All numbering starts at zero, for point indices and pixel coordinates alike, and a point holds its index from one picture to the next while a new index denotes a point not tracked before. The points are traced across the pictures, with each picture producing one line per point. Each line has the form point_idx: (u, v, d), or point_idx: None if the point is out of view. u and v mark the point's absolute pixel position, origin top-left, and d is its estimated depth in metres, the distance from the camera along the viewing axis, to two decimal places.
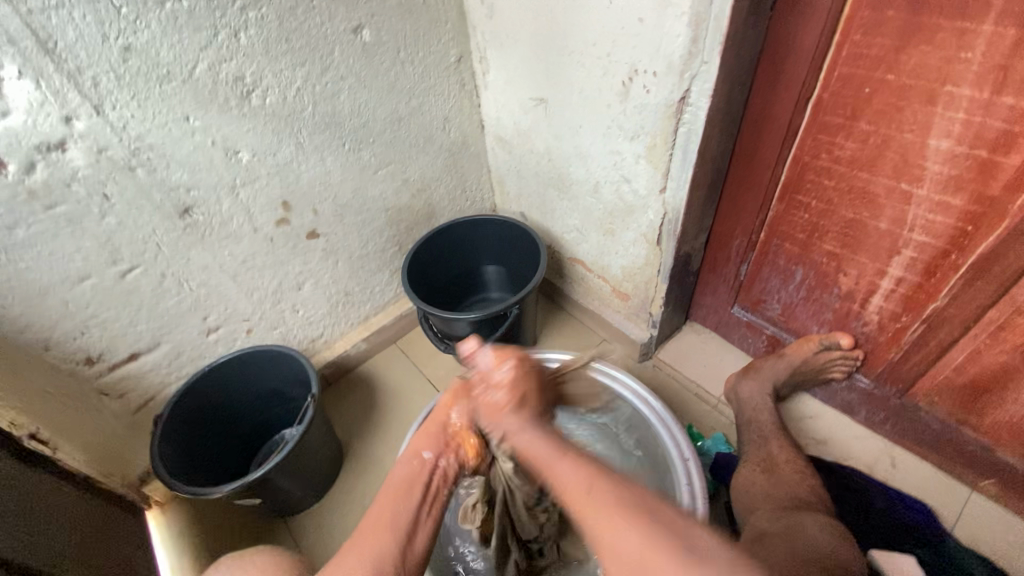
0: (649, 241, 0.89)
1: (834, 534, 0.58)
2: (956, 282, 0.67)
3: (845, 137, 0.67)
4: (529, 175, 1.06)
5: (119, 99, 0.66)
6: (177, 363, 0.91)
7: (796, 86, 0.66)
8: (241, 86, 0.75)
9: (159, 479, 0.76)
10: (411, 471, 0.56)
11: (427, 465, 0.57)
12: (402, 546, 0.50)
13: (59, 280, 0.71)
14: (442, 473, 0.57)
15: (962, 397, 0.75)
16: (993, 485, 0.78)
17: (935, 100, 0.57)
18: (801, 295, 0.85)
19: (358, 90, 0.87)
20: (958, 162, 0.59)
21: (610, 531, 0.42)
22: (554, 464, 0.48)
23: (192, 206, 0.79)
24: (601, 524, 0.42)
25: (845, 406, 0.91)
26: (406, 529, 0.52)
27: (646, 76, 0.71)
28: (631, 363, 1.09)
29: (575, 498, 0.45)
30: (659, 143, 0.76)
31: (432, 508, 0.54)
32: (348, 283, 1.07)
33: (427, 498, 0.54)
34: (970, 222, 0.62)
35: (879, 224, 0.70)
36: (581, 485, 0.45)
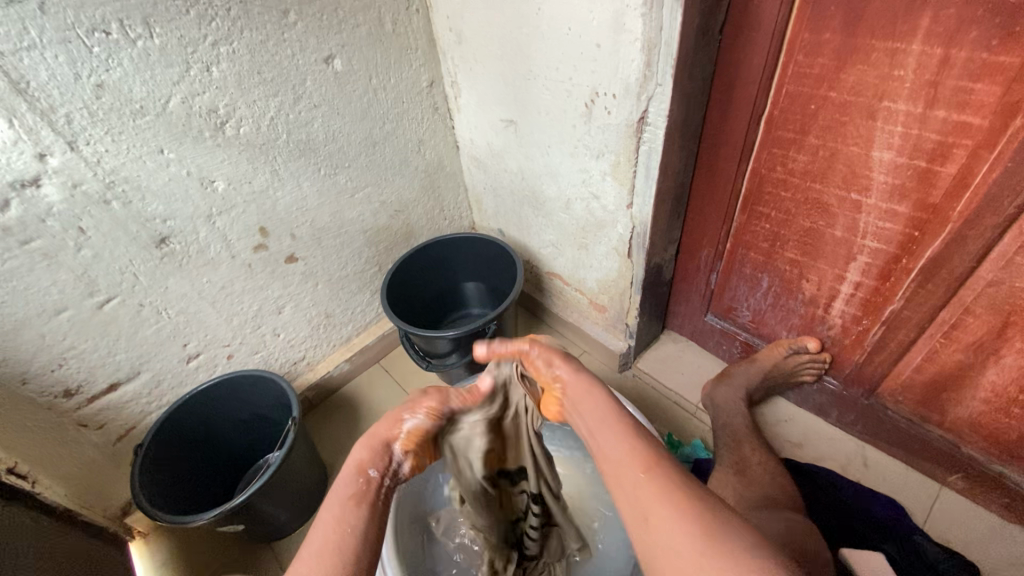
0: (620, 254, 0.91)
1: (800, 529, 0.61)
2: (909, 285, 0.69)
3: (797, 150, 0.70)
4: (504, 193, 1.09)
5: (92, 135, 0.68)
6: (157, 392, 0.91)
7: (748, 103, 0.70)
8: (214, 117, 0.76)
9: (140, 508, 0.76)
10: (354, 491, 0.50)
11: (372, 485, 0.51)
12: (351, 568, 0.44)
13: (36, 314, 0.72)
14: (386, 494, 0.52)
15: (924, 395, 0.77)
16: (961, 480, 0.80)
17: (875, 114, 0.61)
18: (769, 302, 0.88)
19: (332, 117, 0.89)
20: (901, 172, 0.62)
21: (653, 502, 0.43)
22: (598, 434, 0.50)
23: (169, 235, 0.80)
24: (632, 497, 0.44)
25: (817, 408, 0.93)
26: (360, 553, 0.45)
27: (606, 98, 0.74)
28: (611, 374, 1.11)
29: (618, 466, 0.47)
30: (623, 160, 0.78)
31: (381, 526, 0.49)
32: (328, 305, 1.08)
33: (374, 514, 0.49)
34: (916, 228, 0.65)
35: (834, 232, 0.73)
36: (626, 456, 0.47)
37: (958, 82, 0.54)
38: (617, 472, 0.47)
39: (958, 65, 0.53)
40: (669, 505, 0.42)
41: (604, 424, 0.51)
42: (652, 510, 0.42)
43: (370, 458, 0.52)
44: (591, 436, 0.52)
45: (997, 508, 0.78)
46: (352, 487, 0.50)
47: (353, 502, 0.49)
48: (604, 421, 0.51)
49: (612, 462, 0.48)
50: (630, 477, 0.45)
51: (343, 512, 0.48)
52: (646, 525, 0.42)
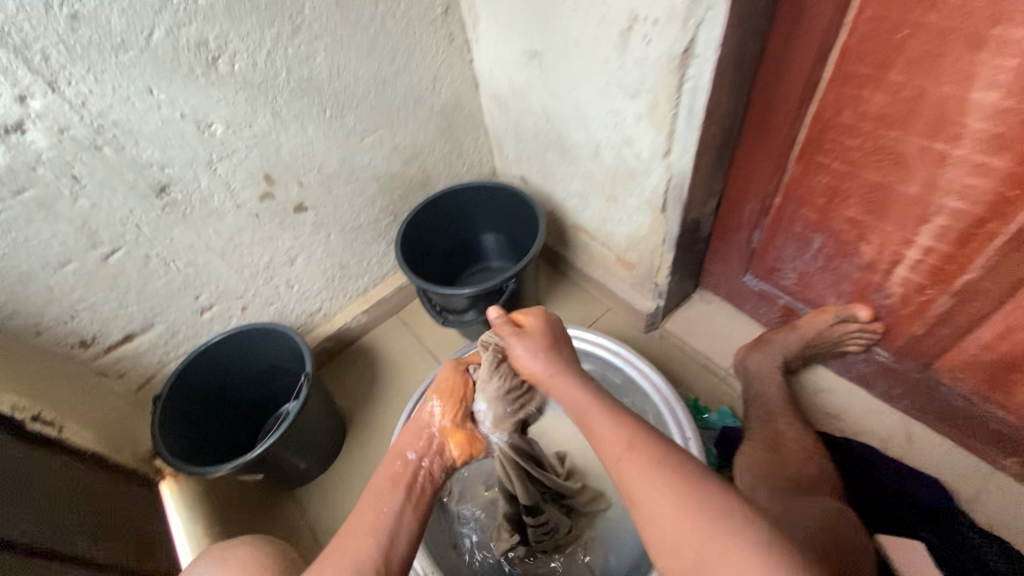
0: (654, 208, 0.82)
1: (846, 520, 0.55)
2: (993, 253, 0.60)
3: (873, 90, 0.58)
4: (527, 137, 0.99)
5: (74, 74, 0.62)
6: (174, 342, 0.90)
7: (817, 31, 0.58)
8: (205, 52, 0.69)
9: (159, 457, 0.77)
10: (393, 473, 0.53)
11: (410, 467, 0.54)
12: (386, 544, 0.47)
13: (39, 266, 0.70)
14: (426, 475, 0.54)
15: (989, 374, 0.69)
16: (1017, 464, 0.73)
17: (982, 45, 0.49)
18: (819, 264, 0.79)
19: (335, 50, 0.80)
20: (1004, 118, 0.51)
21: (636, 477, 0.44)
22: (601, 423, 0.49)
23: (168, 184, 0.76)
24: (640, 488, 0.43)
25: (860, 378, 0.85)
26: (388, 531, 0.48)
27: (646, 26, 0.63)
28: (636, 334, 1.04)
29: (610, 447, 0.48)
30: (662, 100, 0.68)
31: (421, 510, 0.52)
32: (343, 256, 1.04)
33: (411, 496, 0.52)
34: (1013, 187, 0.54)
35: (908, 188, 0.62)
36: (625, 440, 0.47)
37: None
38: (612, 458, 0.47)
39: None
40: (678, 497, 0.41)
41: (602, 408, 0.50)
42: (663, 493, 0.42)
43: (412, 440, 0.56)
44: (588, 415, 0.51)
45: None
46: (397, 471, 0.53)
47: (390, 483, 0.52)
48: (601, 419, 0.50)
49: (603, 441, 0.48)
50: (631, 462, 0.45)
51: (378, 494, 0.51)
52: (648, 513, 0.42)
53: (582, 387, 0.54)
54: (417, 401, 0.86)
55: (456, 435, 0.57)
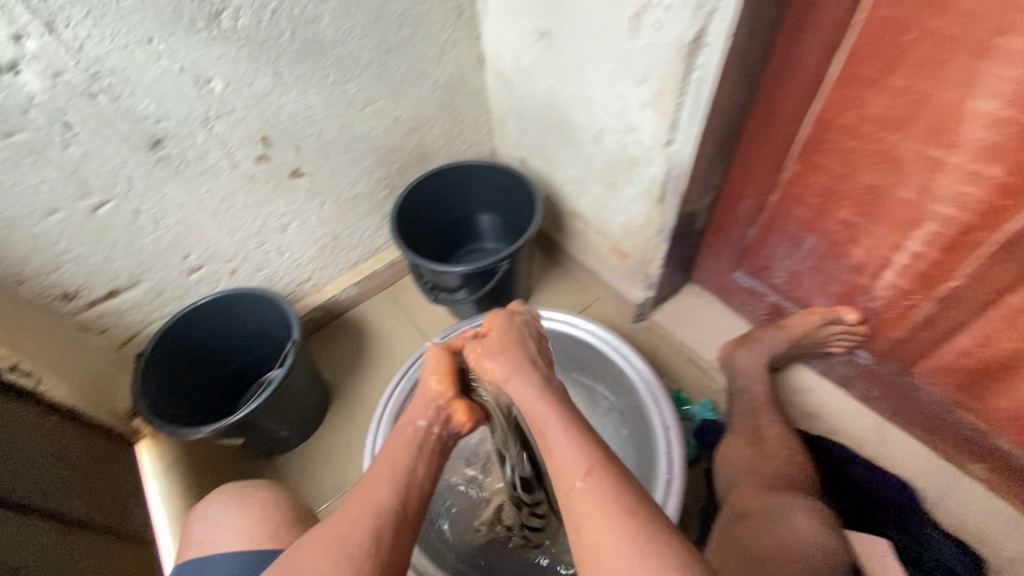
0: (651, 198, 0.83)
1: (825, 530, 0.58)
2: (978, 262, 0.61)
3: (877, 93, 0.59)
4: (530, 118, 0.98)
5: (71, 15, 0.60)
6: (159, 301, 0.89)
7: (828, 29, 0.58)
8: (208, 5, 0.67)
9: (138, 415, 0.76)
10: (405, 440, 0.53)
11: (421, 434, 0.54)
12: (402, 493, 0.49)
13: (26, 212, 0.69)
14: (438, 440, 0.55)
15: (964, 380, 0.71)
16: (984, 470, 0.74)
17: (986, 53, 0.50)
18: (809, 265, 0.80)
19: (342, 14, 0.79)
20: (1001, 129, 0.52)
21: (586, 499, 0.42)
22: (546, 416, 0.48)
23: (163, 138, 0.74)
24: (557, 445, 0.46)
25: (840, 380, 0.86)
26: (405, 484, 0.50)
27: (658, 11, 0.63)
28: (625, 325, 1.05)
29: (567, 465, 0.44)
30: (668, 89, 0.68)
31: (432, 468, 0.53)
32: (336, 227, 1.03)
33: (423, 456, 0.53)
34: (1004, 197, 0.56)
35: (903, 193, 0.63)
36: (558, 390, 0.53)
37: None
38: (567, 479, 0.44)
39: None
40: (597, 484, 0.42)
41: (517, 373, 0.52)
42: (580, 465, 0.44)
43: (419, 411, 0.56)
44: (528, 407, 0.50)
45: None
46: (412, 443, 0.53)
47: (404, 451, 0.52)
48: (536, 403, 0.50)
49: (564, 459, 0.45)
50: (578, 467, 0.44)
51: (394, 454, 0.52)
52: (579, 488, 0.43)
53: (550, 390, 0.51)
54: (403, 379, 0.86)
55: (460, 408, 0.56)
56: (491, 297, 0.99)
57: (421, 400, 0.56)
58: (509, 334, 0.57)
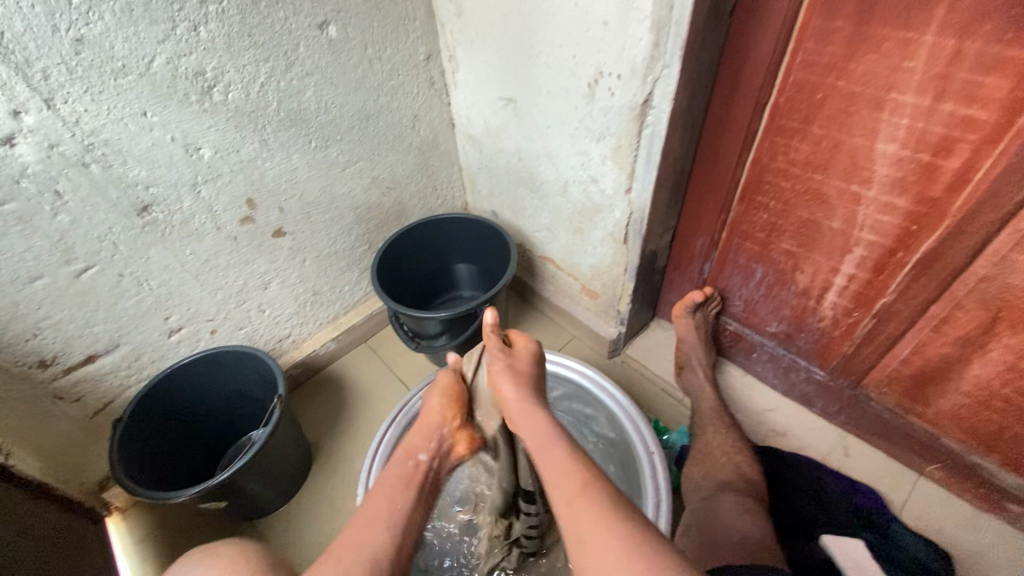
0: (616, 240, 0.90)
1: (752, 516, 0.67)
2: (903, 278, 0.70)
3: (800, 140, 0.69)
4: (499, 174, 1.07)
5: (71, 93, 0.64)
6: (137, 364, 0.88)
7: (754, 90, 0.69)
8: (202, 81, 0.73)
9: (117, 482, 0.74)
10: (405, 472, 0.62)
11: (420, 467, 0.63)
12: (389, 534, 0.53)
13: (9, 280, 0.69)
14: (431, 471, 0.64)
15: (908, 387, 0.79)
16: (938, 470, 0.82)
17: (881, 106, 0.60)
18: (761, 292, 0.88)
19: (325, 86, 0.86)
20: (903, 165, 0.62)
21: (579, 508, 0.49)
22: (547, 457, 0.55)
23: (151, 203, 0.77)
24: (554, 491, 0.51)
25: (802, 398, 0.94)
26: (402, 513, 0.56)
27: (610, 79, 0.72)
28: (600, 360, 1.11)
29: (564, 490, 0.51)
30: (624, 143, 0.77)
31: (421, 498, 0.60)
32: (316, 282, 1.06)
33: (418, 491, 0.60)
34: (914, 222, 0.65)
35: (832, 223, 0.73)
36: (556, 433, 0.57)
37: (968, 75, 0.53)
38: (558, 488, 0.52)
39: (969, 57, 0.52)
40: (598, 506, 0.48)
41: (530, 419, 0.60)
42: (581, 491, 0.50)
43: (418, 444, 0.65)
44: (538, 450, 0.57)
45: (973, 498, 0.80)
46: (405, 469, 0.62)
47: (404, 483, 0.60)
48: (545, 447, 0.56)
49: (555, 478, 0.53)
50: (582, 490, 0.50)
51: (394, 492, 0.58)
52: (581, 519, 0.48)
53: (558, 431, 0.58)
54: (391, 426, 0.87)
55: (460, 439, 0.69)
56: (472, 341, 1.03)
57: (412, 440, 0.66)
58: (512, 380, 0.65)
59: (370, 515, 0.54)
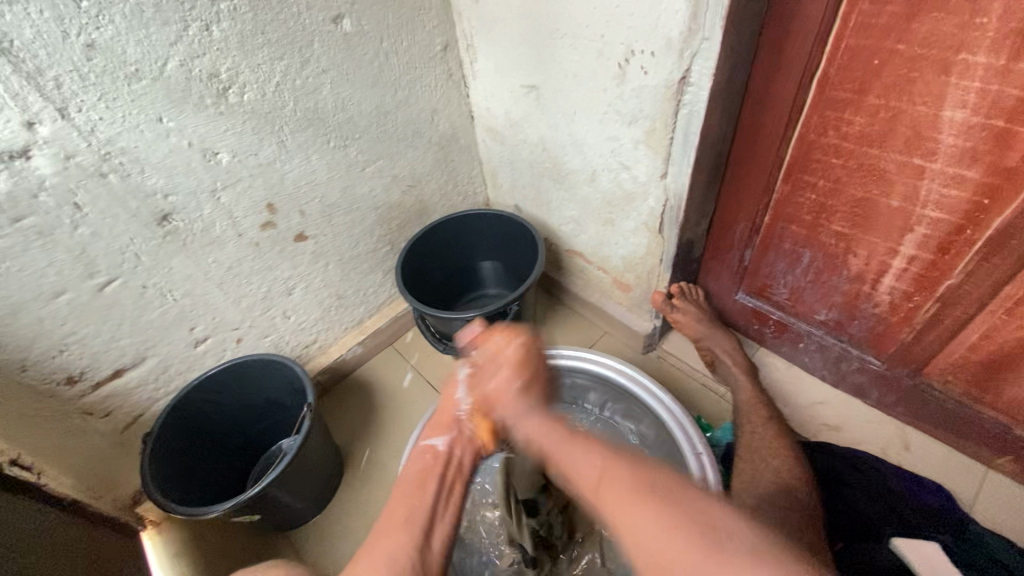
0: (650, 229, 0.86)
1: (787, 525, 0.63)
2: (972, 258, 0.64)
3: (853, 113, 0.64)
4: (522, 166, 1.03)
5: (85, 101, 0.62)
6: (165, 377, 0.87)
7: (800, 61, 0.63)
8: (216, 83, 0.71)
9: (150, 497, 0.72)
10: (425, 464, 0.61)
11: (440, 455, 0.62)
12: (419, 537, 0.53)
13: (33, 296, 0.67)
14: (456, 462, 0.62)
15: (977, 374, 0.73)
16: (1011, 463, 0.76)
17: (949, 69, 0.55)
18: (808, 279, 0.83)
19: (341, 83, 0.83)
20: (973, 134, 0.57)
21: (623, 508, 0.44)
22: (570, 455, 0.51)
23: (170, 212, 0.75)
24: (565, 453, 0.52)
25: (855, 389, 0.89)
26: (424, 524, 0.55)
27: (643, 57, 0.68)
28: (634, 355, 1.07)
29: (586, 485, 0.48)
30: (659, 126, 0.73)
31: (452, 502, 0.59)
32: (340, 286, 1.04)
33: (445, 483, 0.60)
34: (986, 195, 0.60)
35: (889, 201, 0.67)
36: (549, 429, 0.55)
37: None
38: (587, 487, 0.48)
39: None
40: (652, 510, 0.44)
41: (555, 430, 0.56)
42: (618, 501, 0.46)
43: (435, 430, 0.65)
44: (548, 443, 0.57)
45: None
46: (424, 459, 0.62)
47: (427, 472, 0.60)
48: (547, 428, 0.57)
49: (577, 473, 0.49)
50: (611, 493, 0.46)
51: (413, 490, 0.58)
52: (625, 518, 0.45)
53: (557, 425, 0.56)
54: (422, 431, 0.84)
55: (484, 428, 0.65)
56: None
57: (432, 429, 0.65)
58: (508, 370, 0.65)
59: (401, 514, 0.55)
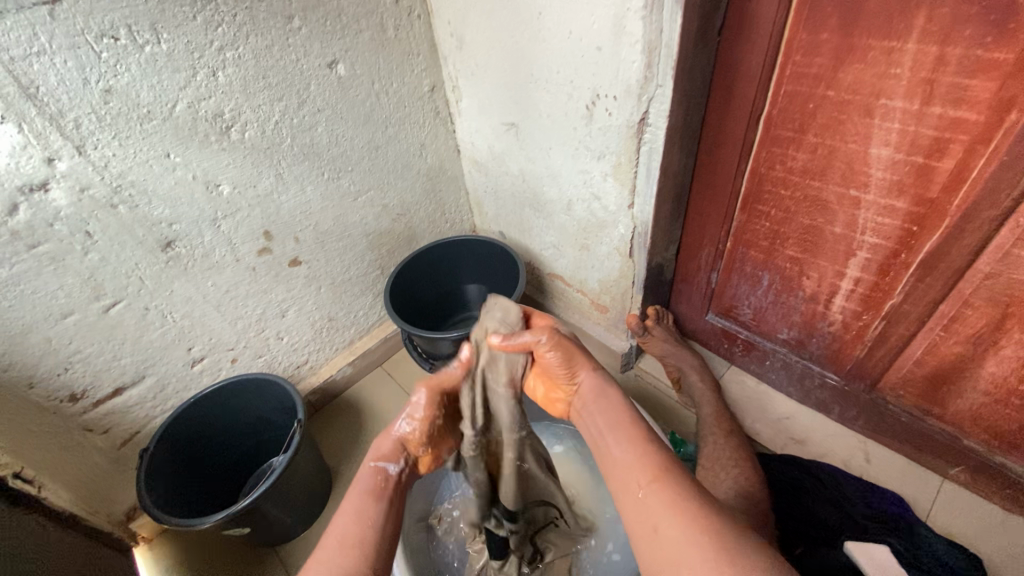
0: (622, 254, 0.92)
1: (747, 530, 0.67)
2: (909, 279, 0.70)
3: (795, 149, 0.71)
4: (505, 196, 1.10)
5: (100, 139, 0.68)
6: (162, 396, 0.91)
7: (747, 104, 0.71)
8: (220, 122, 0.77)
9: (145, 510, 0.76)
10: (372, 486, 0.56)
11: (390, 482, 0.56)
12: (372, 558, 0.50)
13: (43, 317, 0.72)
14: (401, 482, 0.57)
15: (924, 388, 0.78)
16: (963, 473, 0.81)
17: (872, 112, 0.62)
18: (769, 300, 0.89)
19: (335, 121, 0.90)
20: (898, 168, 0.64)
21: (660, 510, 0.46)
22: (619, 442, 0.53)
23: (174, 239, 0.81)
24: (618, 444, 0.53)
25: (819, 404, 0.94)
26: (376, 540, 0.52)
27: (607, 100, 0.75)
28: (613, 374, 1.12)
29: (631, 478, 0.49)
30: (624, 161, 0.80)
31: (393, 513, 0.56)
32: (332, 308, 1.09)
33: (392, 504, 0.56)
34: (915, 223, 0.66)
35: (833, 228, 0.74)
36: (613, 418, 0.55)
37: (953, 79, 0.55)
38: (627, 480, 0.49)
39: (953, 62, 0.54)
40: (703, 547, 0.42)
41: (615, 431, 0.54)
42: (666, 524, 0.45)
43: (382, 454, 0.58)
44: (602, 440, 0.54)
45: (1001, 500, 0.78)
46: (373, 478, 0.56)
47: (372, 495, 0.55)
48: (617, 429, 0.54)
49: (625, 465, 0.50)
50: (650, 495, 0.47)
51: (360, 505, 0.54)
52: (664, 543, 0.44)
53: (628, 421, 0.54)
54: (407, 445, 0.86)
55: (426, 453, 0.60)
56: None
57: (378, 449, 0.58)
58: (556, 354, 0.58)
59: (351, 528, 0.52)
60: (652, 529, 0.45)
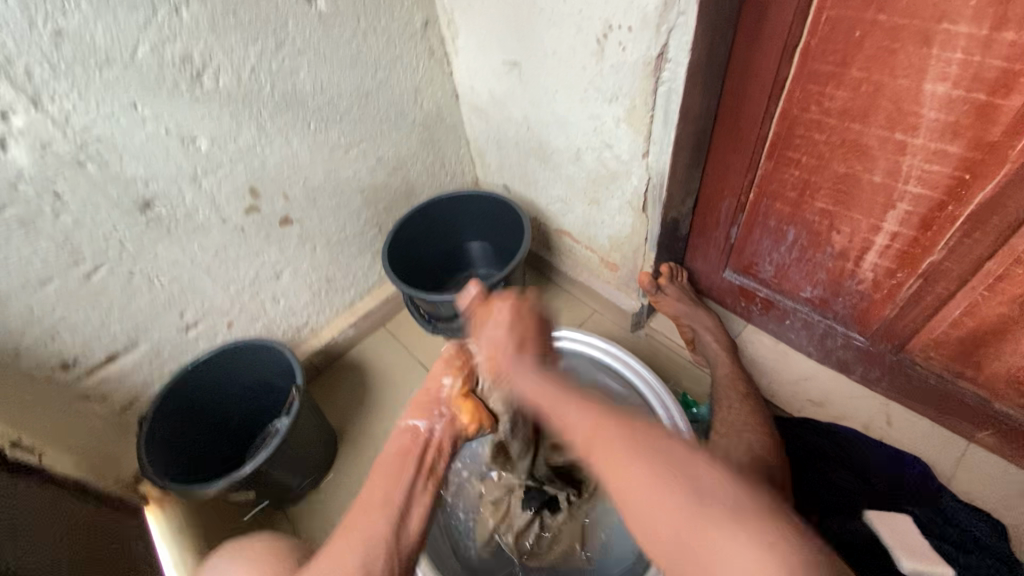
0: (634, 208, 0.85)
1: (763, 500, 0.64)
2: (953, 234, 0.63)
3: (835, 87, 0.62)
4: (508, 145, 1.01)
5: (57, 89, 0.62)
6: (158, 361, 0.89)
7: (782, 34, 0.62)
8: (189, 68, 0.70)
9: (148, 477, 0.75)
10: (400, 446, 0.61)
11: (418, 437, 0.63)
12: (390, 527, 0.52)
13: (20, 285, 0.69)
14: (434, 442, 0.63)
15: (958, 350, 0.73)
16: (991, 436, 0.77)
17: (930, 40, 0.53)
18: (794, 256, 0.82)
19: (319, 64, 0.82)
20: (955, 108, 0.55)
21: (619, 465, 0.46)
22: (564, 409, 0.53)
23: (152, 199, 0.75)
24: (563, 411, 0.53)
25: (840, 365, 0.89)
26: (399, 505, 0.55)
27: (621, 32, 0.66)
28: (624, 334, 1.07)
29: (589, 441, 0.49)
30: (639, 104, 0.71)
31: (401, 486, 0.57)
32: (329, 269, 1.04)
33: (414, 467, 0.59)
34: (968, 170, 0.58)
35: (872, 177, 0.66)
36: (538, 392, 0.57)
37: None
38: (584, 441, 0.50)
39: None
40: (669, 497, 0.42)
41: (560, 404, 0.54)
42: (636, 479, 0.44)
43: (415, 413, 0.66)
44: (555, 413, 0.55)
45: None
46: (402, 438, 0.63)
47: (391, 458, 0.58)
48: (552, 397, 0.55)
49: (577, 427, 0.51)
50: (609, 448, 0.47)
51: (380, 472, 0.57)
52: (633, 501, 0.44)
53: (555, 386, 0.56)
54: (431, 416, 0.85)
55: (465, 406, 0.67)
56: None
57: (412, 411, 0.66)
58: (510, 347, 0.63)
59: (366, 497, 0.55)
60: (622, 491, 0.45)
